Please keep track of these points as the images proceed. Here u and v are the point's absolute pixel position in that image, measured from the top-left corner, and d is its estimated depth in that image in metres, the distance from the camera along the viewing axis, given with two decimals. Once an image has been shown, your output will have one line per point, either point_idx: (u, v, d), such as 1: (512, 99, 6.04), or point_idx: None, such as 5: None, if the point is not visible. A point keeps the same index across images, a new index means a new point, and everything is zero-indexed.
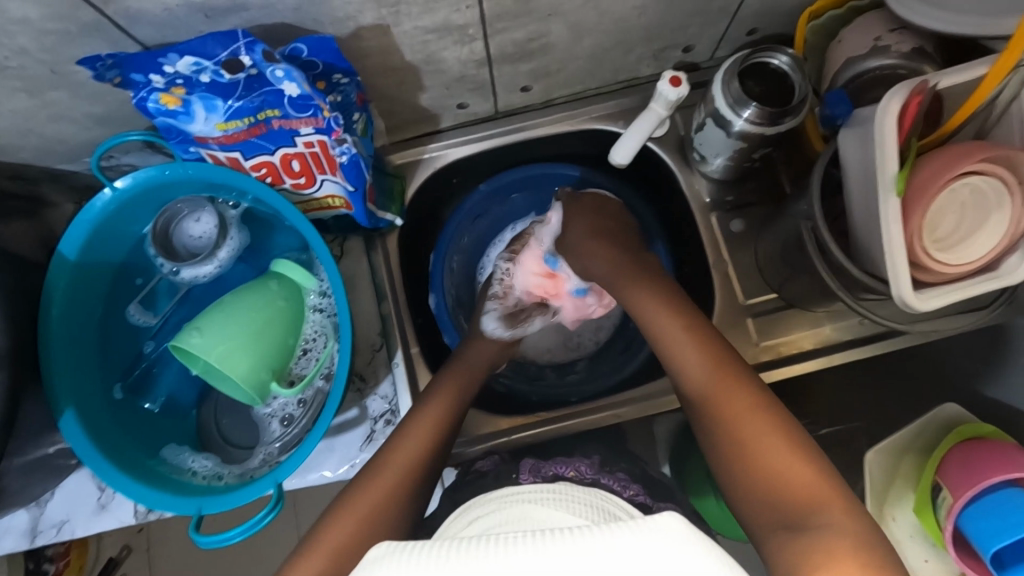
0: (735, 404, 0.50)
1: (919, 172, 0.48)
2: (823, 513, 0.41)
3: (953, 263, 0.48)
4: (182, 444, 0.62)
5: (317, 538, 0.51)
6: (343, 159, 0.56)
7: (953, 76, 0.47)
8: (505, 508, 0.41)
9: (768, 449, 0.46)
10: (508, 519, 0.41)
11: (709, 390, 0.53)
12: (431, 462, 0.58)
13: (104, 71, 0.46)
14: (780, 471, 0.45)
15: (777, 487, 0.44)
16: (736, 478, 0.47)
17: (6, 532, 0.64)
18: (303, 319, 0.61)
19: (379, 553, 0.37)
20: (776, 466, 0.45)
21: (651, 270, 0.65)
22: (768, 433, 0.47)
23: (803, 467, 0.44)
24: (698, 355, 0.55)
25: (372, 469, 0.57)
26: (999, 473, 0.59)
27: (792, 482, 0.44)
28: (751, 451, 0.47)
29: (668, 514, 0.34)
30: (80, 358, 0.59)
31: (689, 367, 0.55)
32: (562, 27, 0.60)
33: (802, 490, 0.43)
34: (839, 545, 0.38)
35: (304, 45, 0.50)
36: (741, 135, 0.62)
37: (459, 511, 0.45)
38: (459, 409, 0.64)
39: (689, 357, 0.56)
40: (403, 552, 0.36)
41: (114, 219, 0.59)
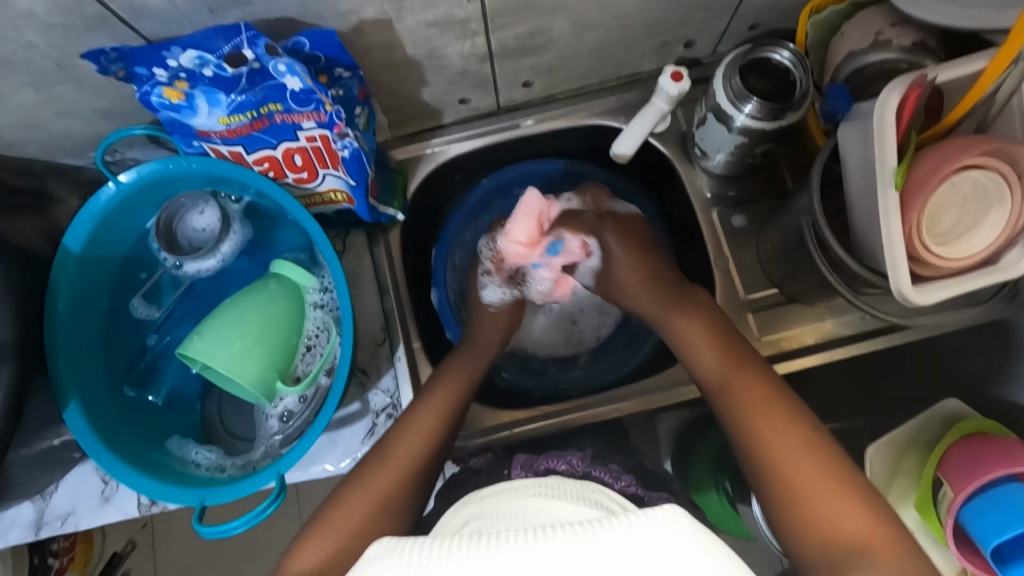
0: (779, 435, 0.53)
1: (919, 165, 0.48)
2: (870, 556, 0.44)
3: (954, 257, 0.48)
4: (186, 436, 0.63)
5: (315, 523, 0.54)
6: (345, 152, 0.56)
7: (953, 69, 0.47)
8: (506, 504, 0.41)
9: (812, 485, 0.50)
10: (507, 517, 0.40)
11: (748, 418, 0.55)
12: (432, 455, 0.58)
13: (108, 64, 0.47)
14: (817, 504, 0.49)
15: (823, 524, 0.48)
16: (781, 511, 0.50)
17: (11, 525, 0.64)
18: (305, 316, 0.61)
19: (377, 551, 0.37)
20: (823, 503, 0.48)
21: (682, 302, 0.68)
22: (813, 469, 0.50)
23: (842, 501, 0.48)
24: (741, 382, 0.58)
25: (375, 463, 0.58)
26: (999, 468, 0.59)
27: (838, 522, 0.47)
28: (798, 486, 0.50)
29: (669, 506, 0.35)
30: (84, 350, 0.59)
31: (727, 389, 0.59)
32: (564, 23, 0.60)
33: (844, 527, 0.47)
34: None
35: (306, 39, 0.50)
36: (742, 130, 0.62)
37: (454, 507, 0.44)
38: (458, 402, 0.64)
39: (732, 386, 0.59)
40: (404, 548, 0.36)
41: (120, 213, 0.60)
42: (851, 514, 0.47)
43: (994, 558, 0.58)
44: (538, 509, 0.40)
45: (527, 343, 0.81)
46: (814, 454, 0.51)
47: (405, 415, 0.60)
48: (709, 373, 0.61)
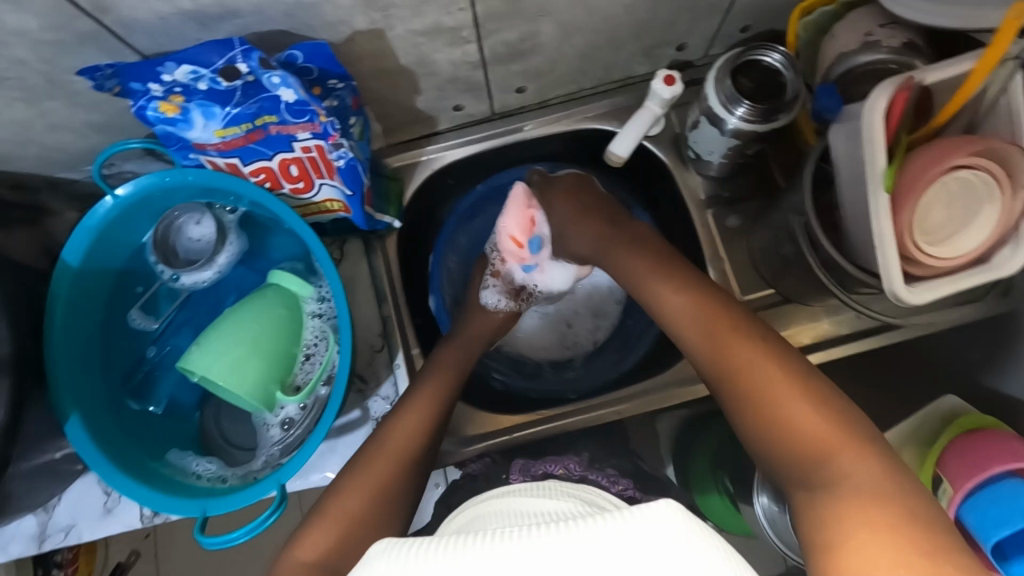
0: (746, 358, 0.52)
1: (908, 168, 0.48)
2: (840, 464, 0.42)
3: (946, 256, 0.48)
4: (186, 448, 0.63)
5: (314, 516, 0.54)
6: (340, 163, 0.56)
7: (939, 72, 0.48)
8: (503, 504, 0.42)
9: (785, 402, 0.48)
10: (502, 514, 0.40)
11: (717, 348, 0.54)
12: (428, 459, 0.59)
13: (103, 80, 0.47)
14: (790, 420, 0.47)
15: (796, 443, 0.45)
16: (756, 435, 0.48)
17: (12, 538, 0.65)
18: (302, 326, 0.62)
19: (379, 549, 0.38)
20: (794, 420, 0.46)
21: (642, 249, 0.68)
22: (782, 385, 0.49)
23: (809, 414, 0.46)
24: (709, 318, 0.57)
25: (360, 464, 0.58)
26: (998, 464, 0.59)
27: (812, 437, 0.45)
28: (766, 406, 0.48)
29: (663, 503, 0.34)
30: (84, 364, 0.60)
31: (701, 327, 0.57)
32: (553, 27, 0.61)
33: (813, 438, 0.45)
34: (853, 503, 0.39)
35: (299, 52, 0.50)
36: (734, 133, 0.63)
37: (452, 513, 0.45)
38: (453, 402, 0.64)
39: (699, 326, 0.57)
40: (401, 550, 0.36)
41: (117, 224, 0.60)
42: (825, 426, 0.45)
43: (994, 555, 0.58)
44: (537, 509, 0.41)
45: (524, 347, 0.81)
46: (782, 370, 0.50)
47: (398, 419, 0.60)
48: (679, 318, 0.60)
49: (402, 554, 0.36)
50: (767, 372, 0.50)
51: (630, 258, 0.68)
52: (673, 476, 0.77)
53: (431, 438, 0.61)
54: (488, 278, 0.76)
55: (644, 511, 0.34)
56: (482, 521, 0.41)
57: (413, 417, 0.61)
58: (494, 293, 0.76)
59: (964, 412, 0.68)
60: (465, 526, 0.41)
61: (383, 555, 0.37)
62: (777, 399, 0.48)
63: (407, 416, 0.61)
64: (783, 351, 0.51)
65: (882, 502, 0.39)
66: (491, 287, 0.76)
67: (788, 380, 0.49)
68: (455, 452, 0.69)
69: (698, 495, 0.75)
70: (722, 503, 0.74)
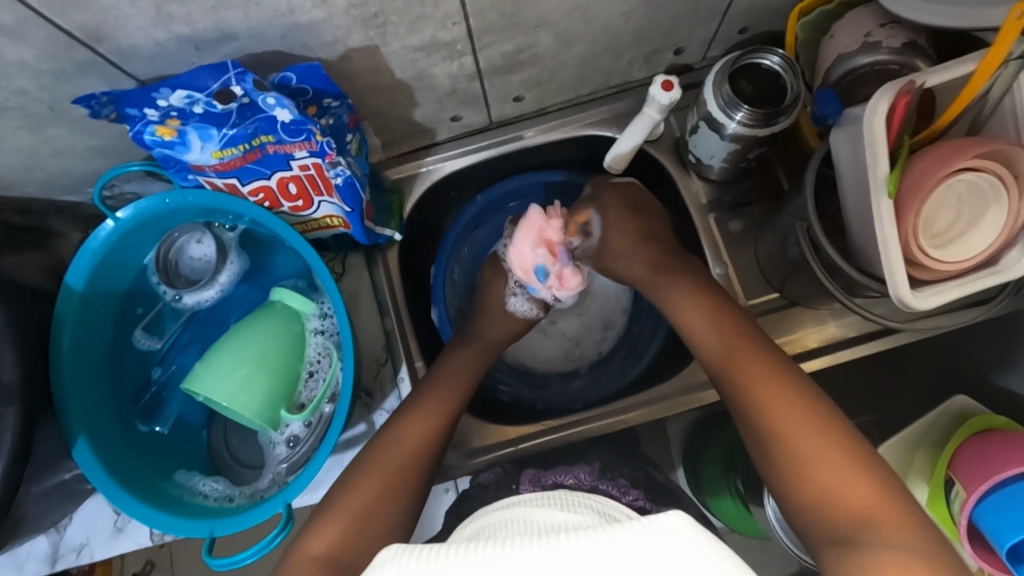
0: (779, 408, 0.51)
1: (913, 169, 0.47)
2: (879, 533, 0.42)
3: (953, 260, 0.48)
4: (192, 468, 0.63)
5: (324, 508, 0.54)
6: (338, 180, 0.56)
7: (941, 74, 0.46)
8: (506, 512, 0.41)
9: (821, 460, 0.47)
10: (512, 522, 0.40)
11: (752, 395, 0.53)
12: (427, 469, 0.59)
13: (99, 108, 0.47)
14: (829, 484, 0.46)
15: (835, 512, 0.45)
16: (786, 492, 0.48)
17: (27, 557, 0.66)
18: (306, 342, 0.62)
19: (390, 554, 0.37)
20: (830, 479, 0.46)
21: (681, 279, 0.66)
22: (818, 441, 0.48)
23: (853, 479, 0.45)
24: (747, 359, 0.56)
25: (363, 464, 0.57)
26: (1012, 465, 0.58)
27: (846, 502, 0.45)
28: (801, 464, 0.48)
29: (674, 513, 0.34)
30: (92, 390, 0.60)
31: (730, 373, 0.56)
32: (550, 38, 0.60)
33: (852, 502, 0.44)
34: (895, 559, 0.40)
35: (293, 73, 0.50)
36: (734, 137, 0.62)
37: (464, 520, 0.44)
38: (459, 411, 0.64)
39: (751, 375, 0.55)
40: (409, 555, 0.36)
41: (120, 248, 0.61)
42: (871, 502, 0.44)
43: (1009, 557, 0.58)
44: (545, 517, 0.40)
45: (527, 356, 0.81)
46: (823, 424, 0.49)
47: (401, 428, 0.60)
48: (714, 354, 0.59)
49: (420, 563, 0.35)
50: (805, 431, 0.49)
51: (669, 290, 0.67)
52: (683, 479, 0.76)
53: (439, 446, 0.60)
54: (513, 284, 0.75)
55: (658, 519, 0.34)
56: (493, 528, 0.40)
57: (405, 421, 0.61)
58: (519, 300, 0.75)
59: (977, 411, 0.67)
60: (478, 531, 0.41)
61: (396, 559, 0.36)
62: (817, 451, 0.47)
63: (407, 426, 0.60)
64: (822, 404, 0.50)
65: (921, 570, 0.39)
66: (518, 294, 0.75)
67: (829, 438, 0.48)
68: (462, 465, 0.69)
69: (709, 497, 0.76)
70: (733, 505, 0.75)
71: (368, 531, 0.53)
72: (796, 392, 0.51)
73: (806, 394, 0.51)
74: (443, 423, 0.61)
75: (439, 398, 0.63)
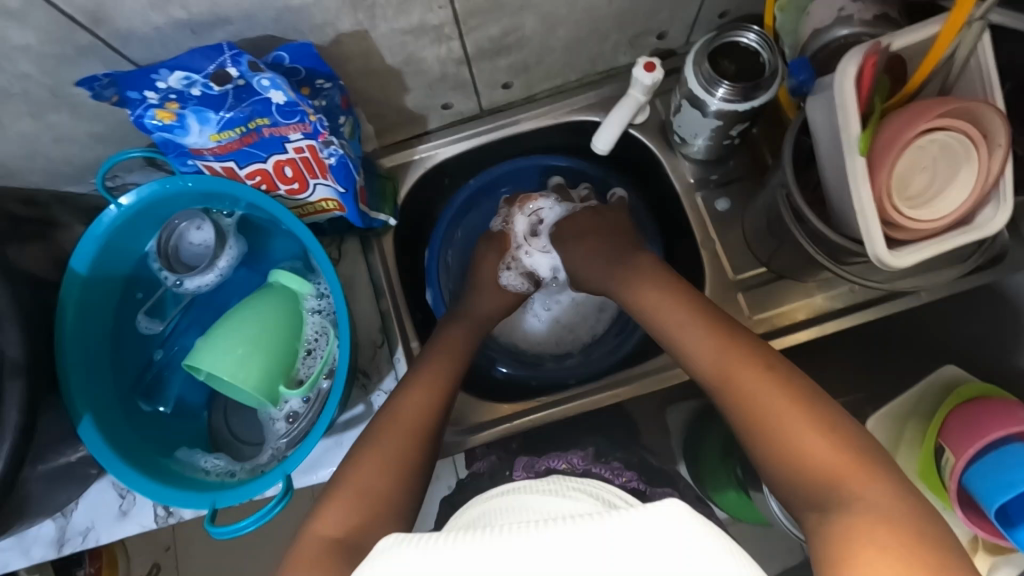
0: (741, 376, 0.51)
1: (885, 130, 0.49)
2: (849, 488, 0.43)
3: (928, 218, 0.49)
4: (194, 446, 0.65)
5: (332, 488, 0.55)
6: (331, 160, 0.58)
7: (908, 35, 0.49)
8: (504, 499, 0.41)
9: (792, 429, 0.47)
10: (507, 510, 0.40)
11: (714, 366, 0.54)
12: (425, 444, 0.59)
13: (101, 90, 0.49)
14: (797, 444, 0.46)
15: (805, 472, 0.45)
16: (758, 458, 0.48)
17: (34, 542, 0.68)
18: (303, 321, 0.63)
19: (387, 545, 0.38)
20: (799, 439, 0.46)
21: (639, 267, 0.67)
22: (778, 402, 0.48)
23: (819, 440, 0.46)
24: (707, 331, 0.56)
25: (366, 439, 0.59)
26: (1000, 428, 0.59)
27: (816, 464, 0.45)
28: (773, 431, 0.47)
29: (671, 501, 0.35)
30: (96, 369, 0.62)
31: (688, 344, 0.57)
32: (533, 21, 0.63)
33: (819, 462, 0.45)
34: (864, 520, 0.40)
35: (285, 53, 0.53)
36: (717, 113, 0.64)
37: (461, 508, 0.44)
38: (453, 388, 0.65)
39: (715, 356, 0.54)
40: (407, 543, 0.37)
41: (121, 233, 0.63)
42: (838, 461, 0.44)
43: (1000, 520, 0.58)
44: (543, 504, 0.40)
45: (520, 338, 0.82)
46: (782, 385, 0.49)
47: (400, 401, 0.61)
48: (671, 322, 0.60)
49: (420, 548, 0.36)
50: (767, 391, 0.49)
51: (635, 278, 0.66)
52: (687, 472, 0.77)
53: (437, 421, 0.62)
54: (508, 260, 0.79)
55: (656, 508, 0.34)
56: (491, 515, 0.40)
57: (403, 394, 0.62)
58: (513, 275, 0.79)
59: (964, 380, 0.68)
60: (475, 518, 0.41)
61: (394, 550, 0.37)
62: (773, 408, 0.48)
63: (405, 402, 0.61)
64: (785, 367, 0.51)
65: (884, 517, 0.40)
66: (511, 270, 0.79)
67: (788, 397, 0.48)
68: (457, 444, 0.70)
69: (710, 488, 0.77)
70: (734, 493, 0.77)
71: (362, 500, 0.53)
72: (756, 360, 0.52)
73: (767, 360, 0.52)
74: (437, 399, 0.62)
75: (433, 376, 0.64)
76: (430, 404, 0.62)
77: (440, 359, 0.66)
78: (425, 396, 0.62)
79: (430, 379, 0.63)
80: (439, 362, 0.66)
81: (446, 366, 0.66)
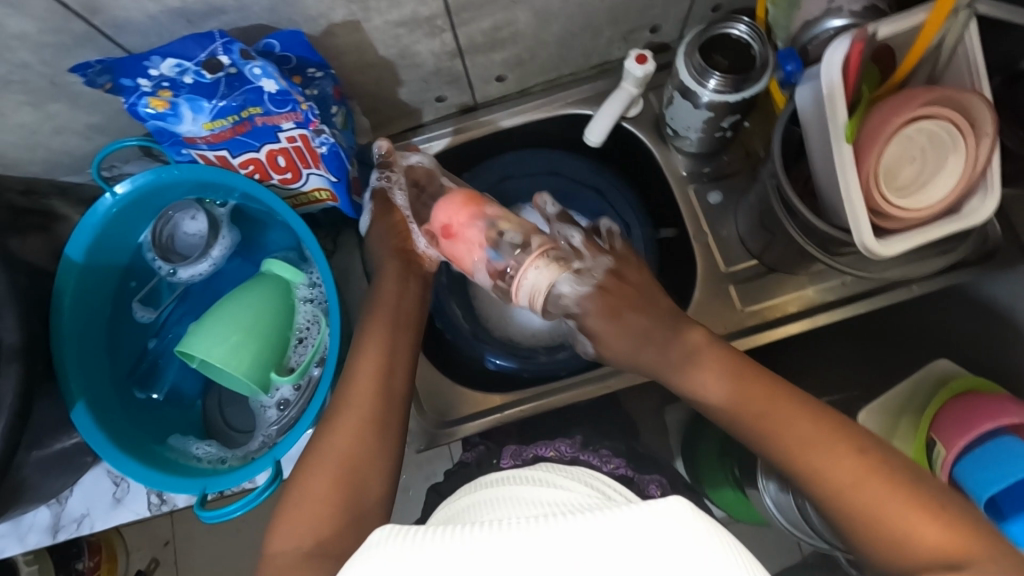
0: (807, 433, 0.49)
1: (870, 120, 0.49)
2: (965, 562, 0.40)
3: (917, 207, 0.49)
4: (187, 433, 0.66)
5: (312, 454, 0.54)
6: (323, 149, 0.59)
7: (894, 23, 0.49)
8: (495, 491, 0.41)
9: (811, 442, 0.48)
10: (501, 502, 0.39)
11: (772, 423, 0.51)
12: (402, 406, 0.58)
13: (95, 77, 0.50)
14: (888, 516, 0.44)
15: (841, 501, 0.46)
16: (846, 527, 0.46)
17: (30, 528, 0.68)
18: (295, 311, 0.64)
19: (378, 538, 0.36)
20: (895, 511, 0.44)
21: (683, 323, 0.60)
22: (861, 472, 0.46)
23: (922, 515, 0.43)
24: (749, 392, 0.53)
25: (340, 406, 0.57)
26: (992, 421, 0.58)
27: (845, 492, 0.46)
28: (799, 459, 0.48)
29: (675, 500, 0.34)
30: (93, 355, 0.63)
31: (727, 400, 0.54)
32: (527, 14, 0.63)
33: (928, 540, 0.42)
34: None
35: (276, 40, 0.54)
36: (709, 105, 0.64)
37: (447, 502, 0.43)
38: (412, 359, 0.62)
39: (714, 376, 0.55)
40: (400, 538, 0.35)
41: (118, 223, 0.63)
42: (879, 495, 0.44)
43: (992, 514, 0.58)
44: (534, 495, 0.40)
45: (515, 331, 0.80)
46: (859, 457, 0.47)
47: (359, 353, 0.60)
48: (704, 377, 0.56)
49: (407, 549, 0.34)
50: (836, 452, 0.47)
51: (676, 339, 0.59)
52: (683, 467, 0.82)
53: (396, 384, 0.59)
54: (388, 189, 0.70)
55: (659, 509, 0.33)
56: (482, 510, 0.39)
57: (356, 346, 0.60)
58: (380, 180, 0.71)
59: (960, 375, 0.66)
60: (463, 510, 0.41)
61: (387, 542, 0.35)
62: (846, 474, 0.46)
63: (361, 364, 0.59)
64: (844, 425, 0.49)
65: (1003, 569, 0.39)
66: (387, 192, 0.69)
67: (868, 471, 0.46)
68: (448, 434, 0.70)
69: (710, 487, 0.79)
70: (733, 492, 0.78)
71: (341, 485, 0.52)
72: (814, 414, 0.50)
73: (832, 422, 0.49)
74: (391, 362, 0.60)
75: (384, 323, 0.62)
76: (384, 368, 0.59)
77: (390, 315, 0.63)
78: (376, 358, 0.59)
79: (380, 341, 0.60)
80: (384, 325, 0.62)
81: (389, 332, 0.62)
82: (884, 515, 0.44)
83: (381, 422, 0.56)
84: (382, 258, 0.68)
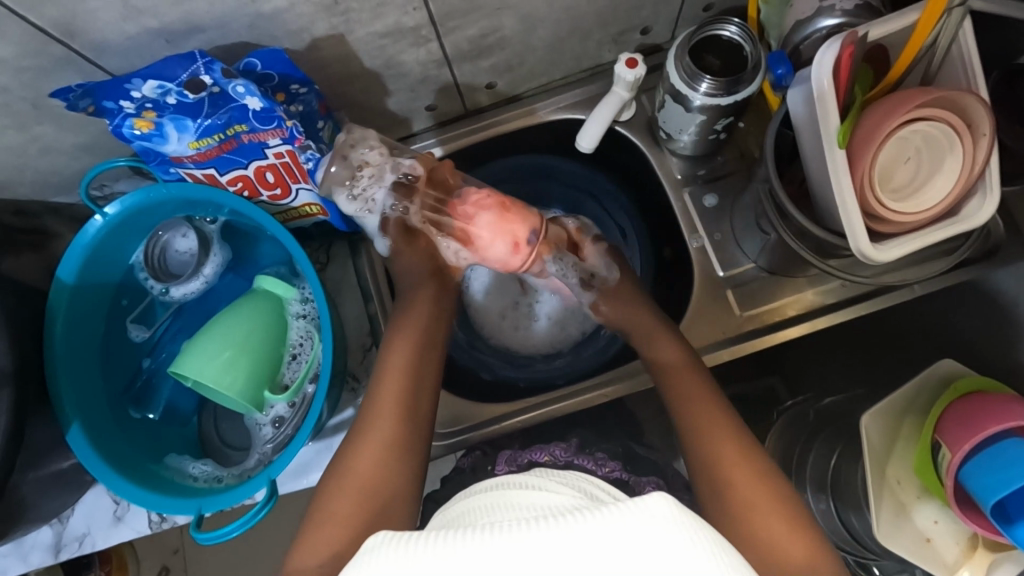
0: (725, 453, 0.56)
1: (863, 122, 0.48)
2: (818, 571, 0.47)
3: (913, 211, 0.48)
4: (184, 452, 0.66)
5: (330, 478, 0.55)
6: (310, 165, 0.60)
7: (885, 25, 0.48)
8: (488, 499, 0.40)
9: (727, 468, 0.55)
10: (494, 509, 0.39)
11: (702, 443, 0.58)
12: (424, 428, 0.59)
13: (76, 100, 0.50)
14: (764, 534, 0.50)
15: (734, 501, 0.53)
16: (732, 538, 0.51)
17: (32, 548, 0.69)
18: (287, 326, 0.64)
19: (377, 543, 0.35)
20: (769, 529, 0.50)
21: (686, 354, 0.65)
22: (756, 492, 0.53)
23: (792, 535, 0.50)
24: (695, 410, 0.60)
25: (359, 435, 0.57)
26: (996, 424, 0.57)
27: (749, 505, 0.52)
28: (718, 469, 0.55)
29: (658, 495, 0.33)
30: (87, 376, 0.63)
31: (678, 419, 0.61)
32: (513, 20, 0.62)
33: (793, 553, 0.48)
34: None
35: (257, 59, 0.53)
36: (701, 109, 0.63)
37: (441, 509, 0.42)
38: (434, 380, 0.62)
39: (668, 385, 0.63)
40: (397, 543, 0.34)
41: (109, 243, 0.63)
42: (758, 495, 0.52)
43: (997, 517, 0.56)
44: (526, 503, 0.39)
45: (513, 340, 0.80)
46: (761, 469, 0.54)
47: (378, 373, 0.61)
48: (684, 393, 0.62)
49: (395, 551, 0.34)
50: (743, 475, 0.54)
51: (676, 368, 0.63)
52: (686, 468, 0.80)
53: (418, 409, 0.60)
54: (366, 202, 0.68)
55: (641, 511, 0.32)
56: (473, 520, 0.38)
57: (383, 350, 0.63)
58: (352, 202, 0.67)
59: (962, 375, 0.65)
60: (456, 519, 0.39)
61: (382, 548, 0.35)
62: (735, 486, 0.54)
63: (382, 389, 0.60)
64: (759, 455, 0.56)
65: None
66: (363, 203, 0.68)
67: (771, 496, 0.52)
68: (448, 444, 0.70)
69: None
70: None
71: (361, 507, 0.52)
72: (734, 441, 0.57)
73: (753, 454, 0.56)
74: (412, 385, 0.60)
75: (406, 341, 0.63)
76: (407, 393, 0.59)
77: (409, 330, 0.64)
78: (395, 377, 0.60)
79: (398, 358, 0.61)
80: (402, 347, 0.63)
81: (411, 351, 0.62)
82: (757, 516, 0.51)
83: (403, 444, 0.56)
84: (408, 283, 0.69)
